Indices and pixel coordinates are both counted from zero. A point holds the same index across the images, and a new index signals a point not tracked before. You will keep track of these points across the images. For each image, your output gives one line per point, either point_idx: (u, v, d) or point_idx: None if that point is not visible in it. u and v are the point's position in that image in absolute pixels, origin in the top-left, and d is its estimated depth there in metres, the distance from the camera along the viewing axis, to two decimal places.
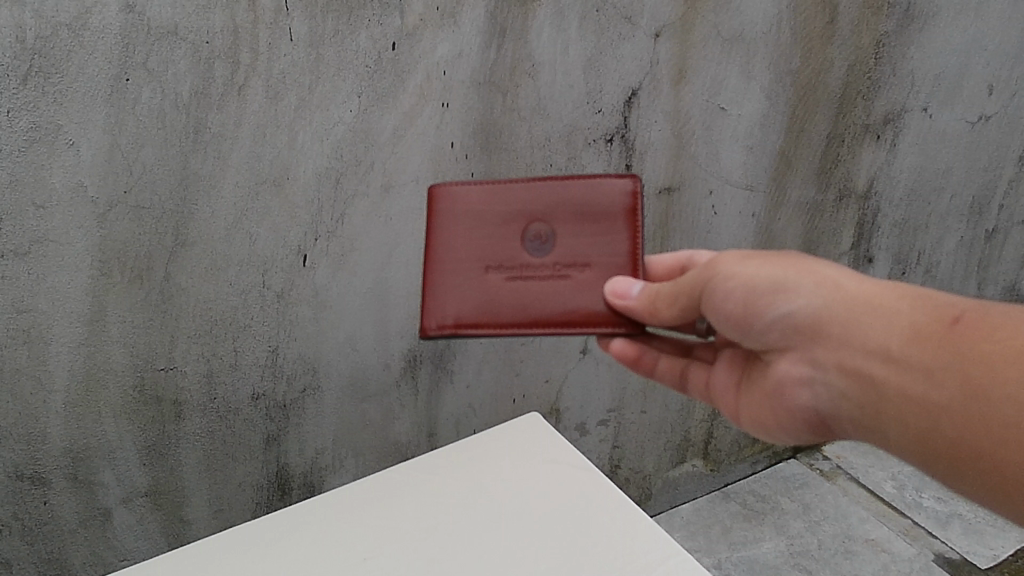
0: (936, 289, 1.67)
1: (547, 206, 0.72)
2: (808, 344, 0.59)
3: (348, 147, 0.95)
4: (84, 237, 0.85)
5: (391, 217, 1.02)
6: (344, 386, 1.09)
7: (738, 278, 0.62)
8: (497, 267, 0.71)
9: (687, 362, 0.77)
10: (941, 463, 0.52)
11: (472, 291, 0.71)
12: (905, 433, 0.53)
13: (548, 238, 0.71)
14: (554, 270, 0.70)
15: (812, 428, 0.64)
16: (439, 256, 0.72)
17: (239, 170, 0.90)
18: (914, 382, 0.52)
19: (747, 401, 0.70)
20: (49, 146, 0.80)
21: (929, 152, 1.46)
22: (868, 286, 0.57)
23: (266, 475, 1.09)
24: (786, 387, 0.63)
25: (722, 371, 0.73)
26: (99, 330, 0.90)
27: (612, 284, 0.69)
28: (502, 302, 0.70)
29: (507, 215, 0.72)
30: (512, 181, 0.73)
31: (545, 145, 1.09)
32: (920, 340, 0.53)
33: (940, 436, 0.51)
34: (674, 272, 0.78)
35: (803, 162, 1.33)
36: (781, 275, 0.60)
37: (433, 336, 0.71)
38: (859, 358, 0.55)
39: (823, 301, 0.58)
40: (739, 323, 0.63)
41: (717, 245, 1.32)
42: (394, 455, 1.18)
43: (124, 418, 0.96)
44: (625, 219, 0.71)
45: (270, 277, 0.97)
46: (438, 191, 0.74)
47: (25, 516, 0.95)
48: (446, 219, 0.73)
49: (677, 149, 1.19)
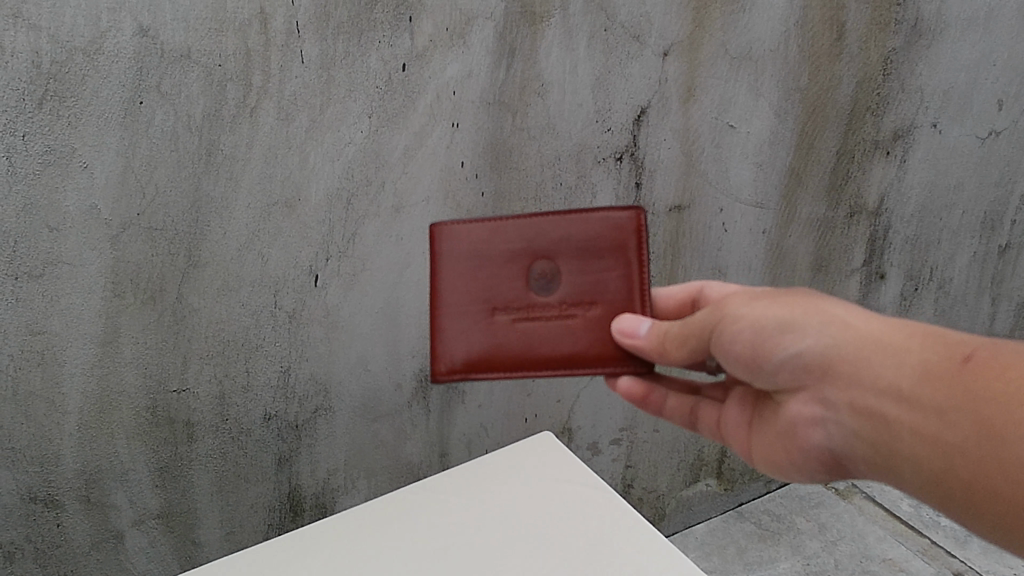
0: (949, 306, 1.66)
1: (549, 242, 0.70)
2: (818, 383, 0.59)
3: (359, 167, 0.96)
4: (97, 258, 0.86)
5: (401, 237, 1.02)
6: (355, 407, 1.09)
7: (745, 318, 0.62)
8: (503, 309, 0.70)
9: (697, 400, 0.76)
10: (958, 504, 0.51)
11: (479, 334, 0.70)
12: (918, 473, 0.53)
13: (554, 275, 0.70)
14: (561, 309, 0.70)
15: (826, 468, 0.63)
16: (443, 299, 0.72)
17: (251, 192, 0.91)
18: (927, 421, 0.52)
19: (760, 439, 0.69)
20: (64, 170, 0.81)
21: (940, 168, 1.46)
22: (878, 324, 0.57)
23: (278, 496, 1.09)
24: (798, 426, 0.62)
25: (734, 408, 0.73)
26: (112, 352, 0.90)
27: (619, 323, 0.68)
28: (510, 345, 0.70)
29: (510, 255, 0.71)
30: (512, 218, 0.71)
31: (554, 164, 1.09)
32: (932, 378, 0.52)
33: (956, 477, 0.50)
34: (685, 305, 0.78)
35: (814, 179, 1.32)
36: (789, 315, 0.60)
37: (443, 379, 0.71)
38: (870, 397, 0.55)
39: (832, 340, 0.58)
40: (749, 363, 0.62)
41: (728, 262, 1.31)
42: (407, 476, 1.18)
43: (136, 440, 0.96)
44: (628, 253, 0.70)
45: (282, 296, 0.97)
46: (440, 231, 0.72)
47: (37, 539, 0.95)
48: (450, 259, 0.72)
49: (686, 166, 1.19)
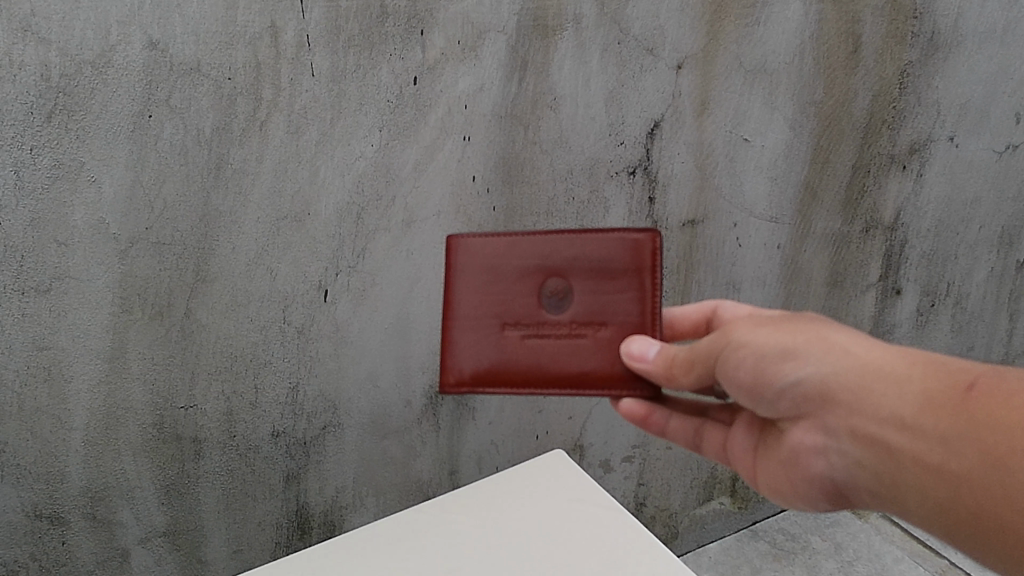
0: (965, 322, 1.63)
1: (564, 260, 0.69)
2: (820, 411, 0.58)
3: (369, 182, 0.95)
4: (105, 273, 0.85)
5: (412, 251, 1.01)
6: (365, 423, 1.07)
7: (749, 346, 0.61)
8: (513, 324, 0.69)
9: (702, 421, 0.74)
10: (962, 532, 0.51)
11: (489, 349, 0.69)
12: (923, 503, 0.52)
13: (567, 294, 0.69)
14: (571, 329, 0.69)
15: (829, 497, 0.62)
16: (454, 312, 0.71)
17: (261, 207, 0.90)
18: (929, 450, 0.51)
19: (764, 465, 0.67)
20: (72, 183, 0.80)
21: (957, 182, 1.44)
22: (880, 353, 0.56)
23: (286, 514, 1.07)
24: (800, 454, 0.61)
25: (740, 433, 0.71)
26: (119, 368, 0.89)
27: (630, 345, 0.67)
28: (518, 361, 0.69)
29: (524, 269, 0.70)
30: (528, 231, 0.70)
31: (566, 179, 1.08)
32: (933, 407, 0.52)
33: (962, 505, 0.50)
34: (700, 325, 0.79)
35: (829, 193, 1.31)
36: (791, 342, 0.59)
37: (451, 392, 0.70)
38: (871, 425, 0.54)
39: (833, 367, 0.57)
40: (752, 390, 0.61)
41: (743, 278, 1.30)
42: (416, 494, 1.16)
43: (143, 456, 0.95)
44: (643, 276, 0.69)
45: (291, 312, 0.96)
46: (453, 242, 0.71)
47: (42, 557, 0.94)
48: (464, 268, 0.71)
49: (700, 180, 1.18)
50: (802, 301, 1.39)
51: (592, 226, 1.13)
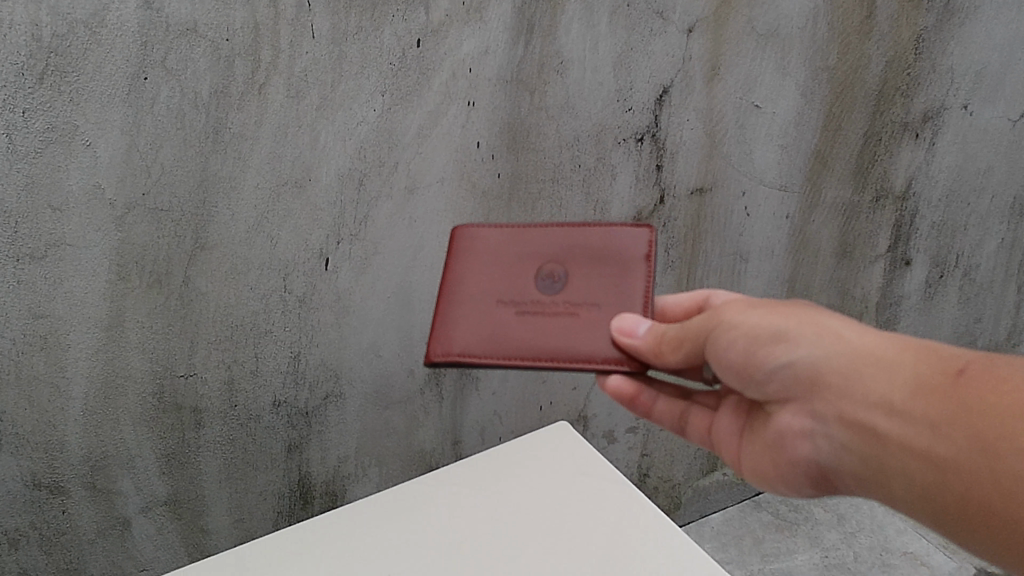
0: (974, 293, 1.62)
1: (562, 248, 0.71)
2: (808, 395, 0.57)
3: (371, 147, 0.92)
4: (101, 239, 0.83)
5: (415, 219, 0.99)
6: (367, 393, 1.06)
7: (740, 326, 0.60)
8: (507, 302, 0.69)
9: (688, 405, 0.73)
10: (948, 519, 0.49)
11: (480, 323, 0.68)
12: (909, 489, 0.51)
13: (560, 277, 0.69)
14: (563, 308, 0.68)
15: (814, 482, 0.61)
16: (451, 291, 0.71)
17: (261, 172, 0.88)
18: (918, 435, 0.50)
19: (750, 449, 0.66)
20: (66, 147, 0.78)
21: (969, 151, 1.41)
22: (873, 339, 0.55)
23: (288, 484, 1.06)
24: (786, 438, 0.60)
25: (726, 417, 0.69)
26: (118, 336, 0.88)
27: (621, 320, 0.66)
28: (508, 334, 0.67)
29: (523, 256, 0.71)
30: (531, 224, 0.73)
31: (573, 146, 1.06)
32: (924, 391, 0.51)
33: (948, 492, 0.49)
34: (691, 311, 0.76)
35: (839, 161, 1.28)
36: (782, 324, 0.58)
37: (437, 364, 0.68)
38: (860, 409, 0.53)
39: (823, 351, 0.56)
40: (741, 371, 0.60)
41: (750, 248, 1.28)
42: (419, 464, 1.15)
43: (143, 425, 0.94)
44: (639, 265, 0.69)
45: (292, 280, 0.94)
46: (460, 232, 0.75)
47: (43, 526, 0.93)
48: (466, 255, 0.73)
49: (709, 148, 1.16)
50: (810, 271, 1.37)
51: (599, 194, 1.11)
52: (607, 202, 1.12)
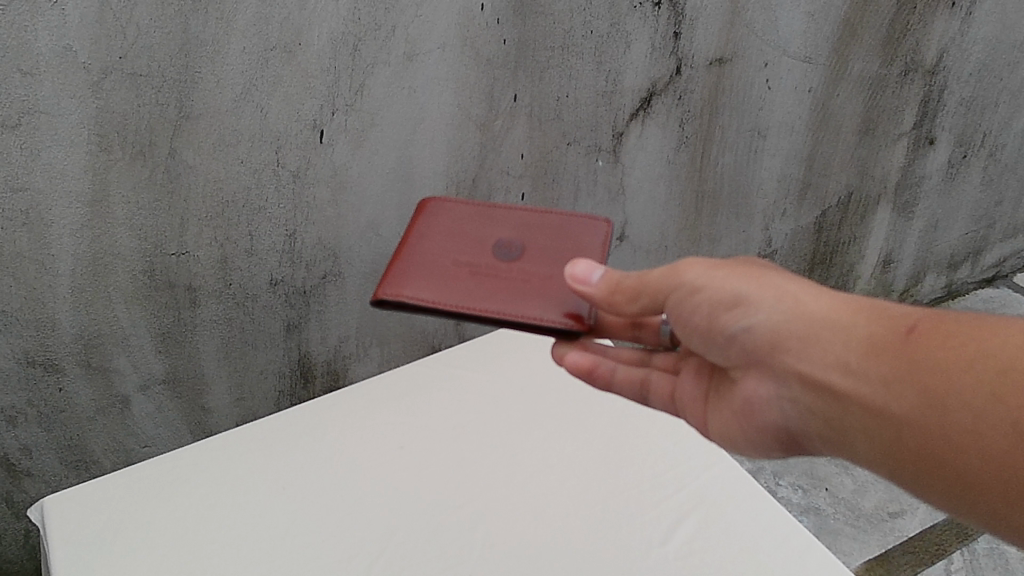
0: (998, 174, 1.56)
1: (526, 228, 0.70)
2: (767, 361, 0.57)
3: (366, 9, 0.85)
4: (78, 107, 0.77)
5: (415, 89, 0.93)
6: (367, 273, 1.03)
7: (701, 289, 0.59)
8: (463, 263, 0.66)
9: (646, 371, 0.69)
10: (908, 471, 0.51)
11: (432, 276, 0.65)
12: (871, 447, 0.52)
13: (518, 251, 0.68)
14: (518, 274, 0.65)
15: (780, 445, 0.60)
16: (408, 250, 0.68)
17: (246, 35, 0.81)
18: (873, 393, 0.51)
19: (715, 413, 0.64)
20: (31, 4, 0.71)
21: (1007, 22, 1.33)
22: (829, 300, 0.55)
23: (288, 363, 1.05)
24: (752, 405, 0.59)
25: (688, 380, 0.67)
26: (103, 212, 0.84)
27: (572, 267, 0.62)
28: (459, 289, 0.64)
29: (488, 230, 0.69)
30: (498, 206, 0.72)
31: (584, 10, 0.98)
32: (877, 351, 0.52)
33: (906, 446, 0.51)
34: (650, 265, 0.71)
35: (868, 32, 1.20)
36: (738, 288, 0.58)
37: (382, 302, 0.63)
38: (816, 372, 0.54)
39: (781, 315, 0.56)
40: (705, 333, 0.59)
41: (769, 124, 1.21)
42: (421, 345, 1.13)
43: (136, 304, 0.91)
44: (598, 253, 0.68)
45: (285, 154, 0.89)
46: (426, 203, 0.73)
47: (40, 403, 0.92)
48: (430, 220, 0.71)
49: (731, 14, 1.07)
50: (830, 150, 1.31)
51: (612, 65, 1.04)
52: (620, 72, 1.05)
